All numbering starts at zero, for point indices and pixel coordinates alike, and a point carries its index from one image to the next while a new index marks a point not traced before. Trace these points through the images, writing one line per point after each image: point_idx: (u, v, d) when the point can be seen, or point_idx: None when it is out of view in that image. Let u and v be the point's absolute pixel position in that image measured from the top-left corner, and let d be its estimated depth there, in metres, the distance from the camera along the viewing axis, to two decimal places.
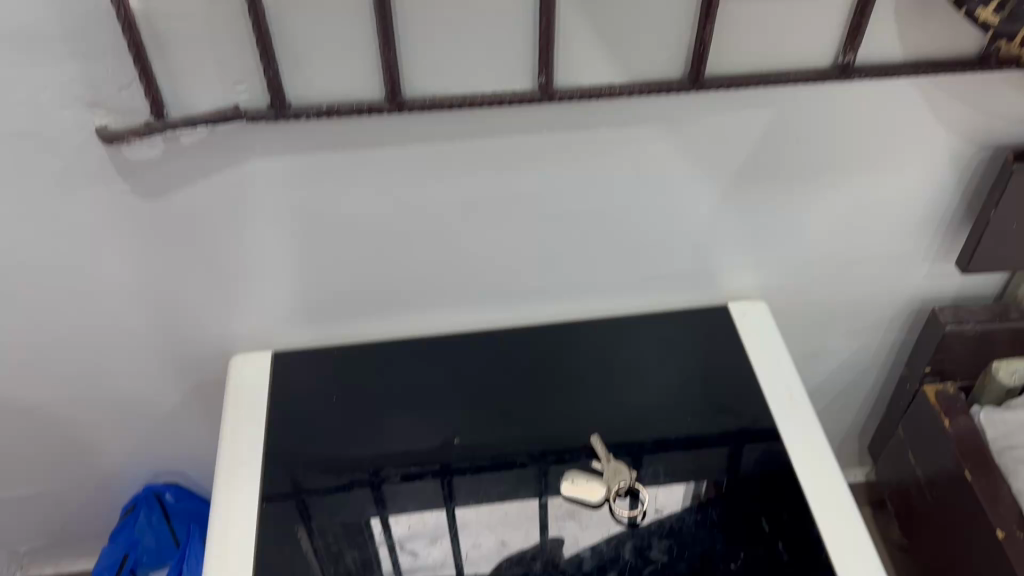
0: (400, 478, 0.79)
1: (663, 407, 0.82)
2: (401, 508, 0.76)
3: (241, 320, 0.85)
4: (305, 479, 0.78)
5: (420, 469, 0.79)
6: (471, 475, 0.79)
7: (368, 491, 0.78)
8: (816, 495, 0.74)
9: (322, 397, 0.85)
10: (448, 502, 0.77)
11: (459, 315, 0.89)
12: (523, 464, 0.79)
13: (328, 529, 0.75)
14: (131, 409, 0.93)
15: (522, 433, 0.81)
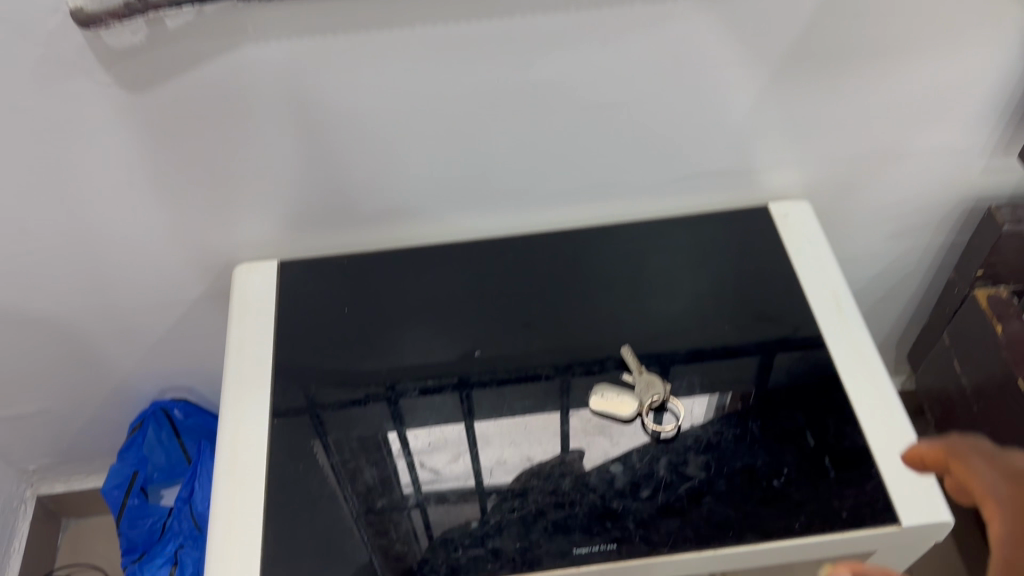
0: (417, 393, 0.73)
1: (698, 315, 0.77)
2: (419, 423, 0.71)
3: (243, 225, 0.79)
4: (318, 394, 0.74)
5: (438, 382, 0.74)
6: (492, 388, 0.73)
7: (384, 406, 0.73)
8: (860, 407, 0.69)
9: (335, 307, 0.80)
10: (467, 417, 0.71)
11: (478, 218, 0.83)
12: (548, 376, 0.74)
13: (344, 445, 0.70)
14: (132, 320, 0.88)
15: (546, 345, 0.76)
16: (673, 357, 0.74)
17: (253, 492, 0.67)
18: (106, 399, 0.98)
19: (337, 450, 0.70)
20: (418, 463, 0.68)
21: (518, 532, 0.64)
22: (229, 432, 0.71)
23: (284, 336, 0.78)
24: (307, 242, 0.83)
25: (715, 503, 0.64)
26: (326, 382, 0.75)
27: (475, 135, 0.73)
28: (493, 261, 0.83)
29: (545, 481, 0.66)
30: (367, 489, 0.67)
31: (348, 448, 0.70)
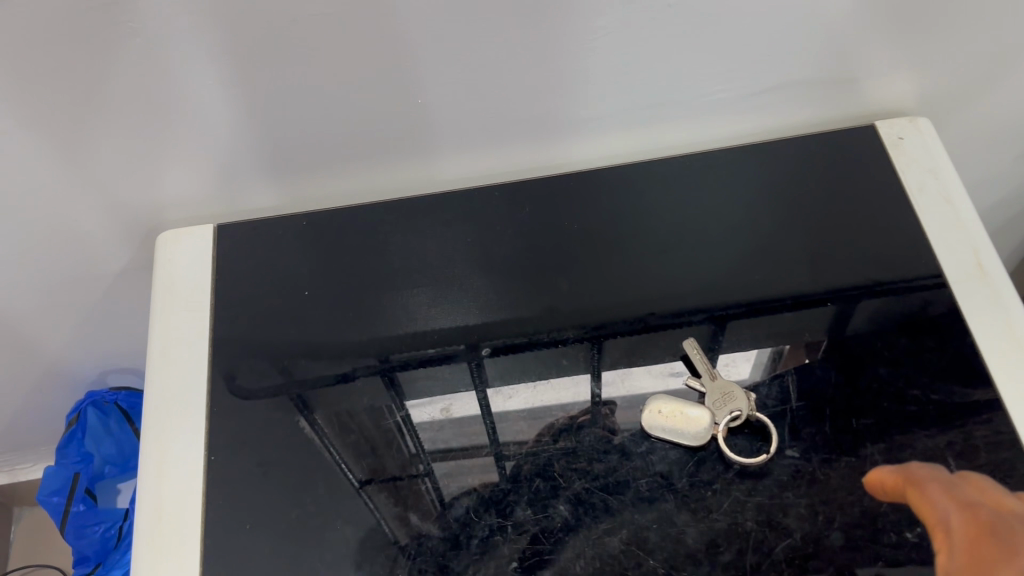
0: (415, 363, 0.56)
1: (785, 278, 0.56)
2: (423, 394, 0.54)
3: (164, 178, 0.59)
4: (297, 367, 0.56)
5: (439, 353, 0.56)
6: (511, 356, 0.55)
7: (378, 378, 0.55)
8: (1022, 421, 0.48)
9: (291, 286, 0.59)
10: (481, 386, 0.54)
11: (482, 156, 0.61)
12: (581, 341, 0.55)
13: (337, 419, 0.54)
14: (44, 302, 0.69)
15: (579, 336, 0.56)
16: (756, 346, 0.54)
17: (187, 565, 0.48)
18: (34, 388, 0.79)
19: (345, 431, 0.53)
20: (441, 456, 0.52)
21: (571, 546, 0.47)
22: (149, 469, 0.51)
23: (223, 330, 0.57)
24: (251, 193, 0.62)
25: (828, 569, 0.45)
26: (289, 389, 0.55)
27: (471, 46, 0.51)
28: (503, 214, 0.61)
29: (615, 479, 0.49)
30: (340, 555, 0.48)
31: (356, 429, 0.53)
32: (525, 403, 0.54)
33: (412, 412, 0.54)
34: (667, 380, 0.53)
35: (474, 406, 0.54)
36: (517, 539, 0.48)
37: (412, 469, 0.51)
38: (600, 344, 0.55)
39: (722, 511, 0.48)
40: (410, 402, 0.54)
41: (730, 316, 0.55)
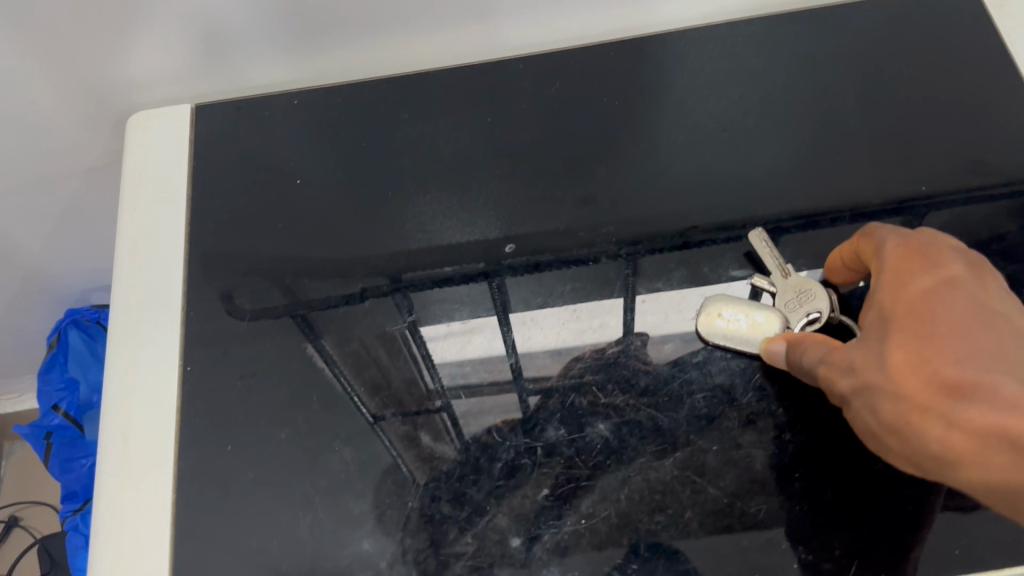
0: (431, 284, 0.46)
1: (864, 164, 0.48)
2: (439, 320, 0.45)
3: (131, 52, 0.50)
4: (296, 285, 0.47)
5: (454, 272, 0.47)
6: (533, 274, 0.46)
7: (392, 302, 0.46)
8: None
9: (282, 175, 0.51)
10: (502, 309, 0.45)
11: (503, 24, 0.52)
12: (620, 254, 0.46)
13: (349, 348, 0.45)
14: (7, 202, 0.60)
15: (615, 253, 0.46)
16: (830, 242, 0.45)
17: (160, 499, 0.41)
18: (9, 304, 0.72)
19: (350, 349, 0.45)
20: (465, 393, 0.43)
21: (614, 477, 0.40)
22: (115, 387, 0.44)
23: (206, 230, 0.49)
24: (238, 70, 0.53)
25: (925, 497, 0.38)
26: (293, 309, 0.46)
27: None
28: (527, 93, 0.52)
29: (667, 397, 0.42)
30: (338, 483, 0.41)
31: (363, 346, 0.45)
32: (562, 327, 0.45)
33: (428, 339, 0.45)
34: (727, 283, 0.45)
35: (495, 335, 0.45)
36: (548, 466, 0.40)
37: (429, 404, 0.43)
38: (635, 259, 0.46)
39: (796, 432, 0.40)
40: (424, 324, 0.45)
41: (783, 229, 0.46)
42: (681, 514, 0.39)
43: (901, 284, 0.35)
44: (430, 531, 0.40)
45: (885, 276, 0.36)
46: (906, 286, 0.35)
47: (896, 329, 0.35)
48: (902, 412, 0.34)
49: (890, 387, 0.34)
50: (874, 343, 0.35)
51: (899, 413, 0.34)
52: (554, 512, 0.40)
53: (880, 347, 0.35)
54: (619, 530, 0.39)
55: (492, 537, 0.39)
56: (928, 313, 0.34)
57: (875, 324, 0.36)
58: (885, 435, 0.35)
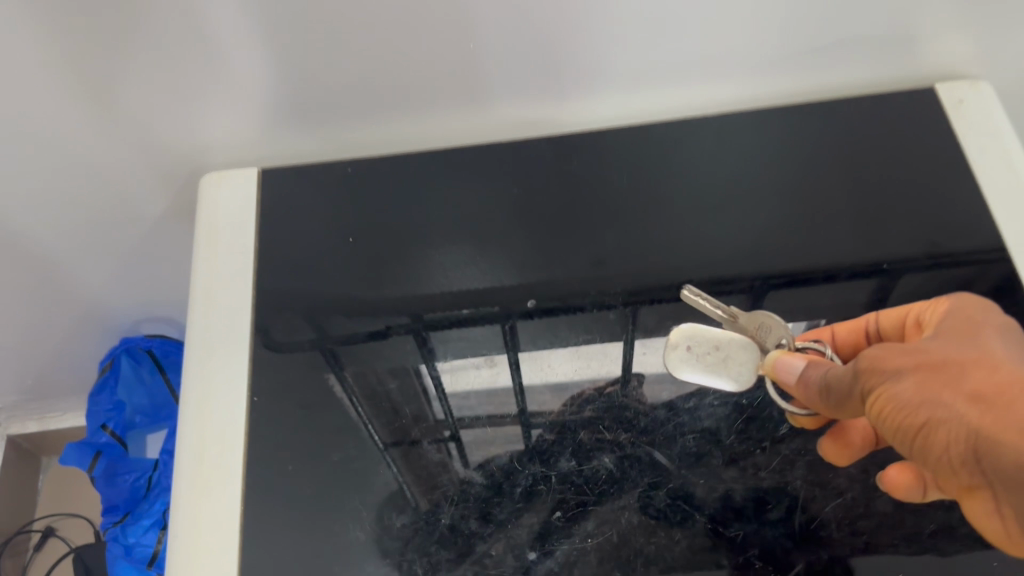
0: (446, 324, 0.54)
1: (837, 235, 0.55)
2: (450, 353, 0.53)
3: (207, 120, 0.58)
4: (329, 325, 0.55)
5: (471, 312, 0.55)
6: (542, 318, 0.54)
7: (410, 338, 0.54)
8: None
9: (334, 232, 0.58)
10: (511, 347, 0.53)
11: (529, 108, 0.60)
12: (617, 303, 0.54)
13: (367, 373, 0.53)
14: (83, 242, 0.68)
15: (613, 300, 0.54)
16: (807, 301, 0.53)
17: (229, 510, 0.48)
18: (66, 331, 0.79)
19: (369, 387, 0.52)
20: (486, 421, 0.51)
21: (615, 504, 0.47)
22: (193, 410, 0.51)
23: (267, 276, 0.57)
24: (298, 139, 0.61)
25: (877, 529, 0.45)
26: (320, 343, 0.54)
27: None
28: (549, 165, 0.60)
29: (662, 436, 0.49)
30: (380, 500, 0.48)
31: (379, 385, 0.52)
32: (573, 369, 0.52)
33: (440, 370, 0.53)
34: None
35: (503, 368, 0.53)
36: (560, 493, 0.48)
37: (440, 432, 0.50)
38: (634, 309, 0.54)
39: (770, 471, 0.47)
40: (439, 358, 0.53)
41: (771, 284, 0.54)
42: (672, 539, 0.46)
43: (979, 316, 0.40)
44: (459, 543, 0.47)
45: (958, 311, 0.41)
46: (984, 318, 0.40)
47: (987, 338, 0.38)
48: (995, 382, 0.34)
49: (983, 363, 0.36)
50: (960, 341, 0.38)
51: (983, 381, 0.35)
52: (565, 531, 0.47)
53: (972, 343, 0.37)
54: (616, 550, 0.46)
55: (512, 551, 0.46)
56: (1011, 339, 0.38)
57: (956, 331, 0.39)
58: (937, 402, 0.35)
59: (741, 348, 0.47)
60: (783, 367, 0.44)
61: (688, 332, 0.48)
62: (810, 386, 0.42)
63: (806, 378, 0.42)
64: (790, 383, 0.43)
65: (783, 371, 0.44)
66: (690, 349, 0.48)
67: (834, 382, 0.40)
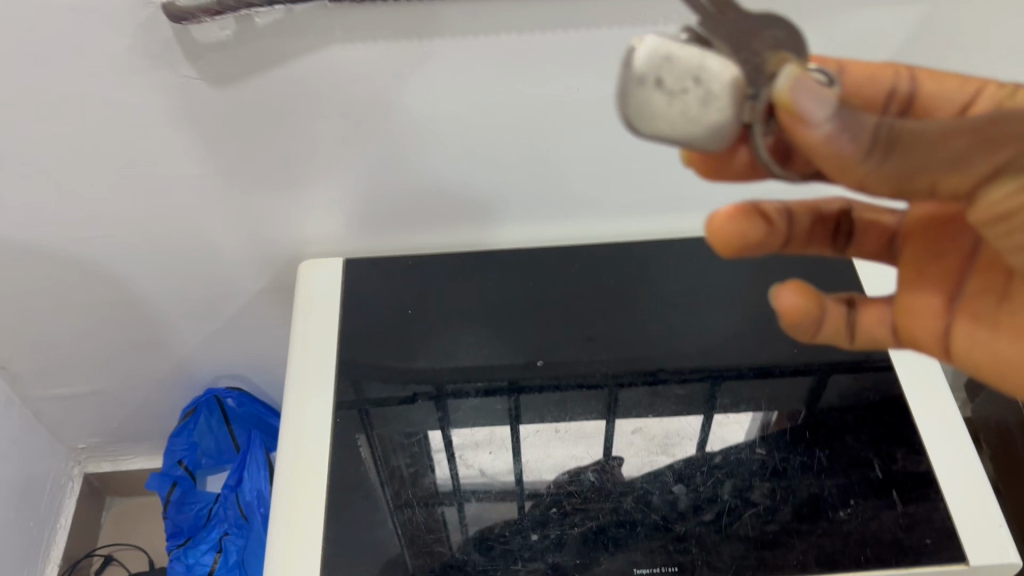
0: (465, 393, 0.74)
1: (761, 330, 0.78)
2: (464, 422, 0.72)
3: (309, 222, 0.80)
4: (366, 387, 0.74)
5: (488, 385, 0.75)
6: (540, 394, 0.74)
7: (430, 403, 0.73)
8: (942, 466, 0.67)
9: (396, 309, 0.80)
10: (513, 420, 0.72)
11: (543, 225, 0.84)
12: (600, 379, 0.75)
13: (386, 440, 0.71)
14: (194, 312, 0.89)
15: (603, 381, 0.75)
16: (744, 393, 0.73)
17: (315, 498, 0.67)
18: (157, 383, 0.99)
19: (390, 454, 0.69)
20: (509, 453, 0.70)
21: (597, 507, 0.65)
22: (292, 428, 0.71)
23: (346, 344, 0.77)
24: (373, 239, 0.84)
25: (780, 532, 0.63)
26: (358, 405, 0.73)
27: (555, 138, 0.73)
28: (557, 270, 0.83)
29: (631, 463, 0.68)
30: (425, 496, 0.67)
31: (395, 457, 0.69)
32: (563, 425, 0.72)
33: (455, 434, 0.71)
34: (675, 415, 0.72)
35: (506, 433, 0.71)
36: (557, 496, 0.66)
37: (435, 499, 0.66)
38: (618, 388, 0.74)
39: (707, 488, 0.66)
40: (455, 426, 0.72)
41: (721, 376, 0.74)
42: (636, 531, 0.64)
43: None
44: (481, 526, 0.64)
45: None
46: None
47: None
48: None
49: None
50: None
51: None
52: (559, 521, 0.65)
53: None
54: (596, 535, 0.64)
55: (521, 535, 0.64)
56: None
57: None
58: None
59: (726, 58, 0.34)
60: (813, 97, 0.31)
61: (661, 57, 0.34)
62: (858, 141, 0.31)
63: (851, 130, 0.31)
64: (822, 126, 0.31)
65: (813, 114, 0.31)
66: (660, 80, 0.34)
67: (921, 142, 0.31)
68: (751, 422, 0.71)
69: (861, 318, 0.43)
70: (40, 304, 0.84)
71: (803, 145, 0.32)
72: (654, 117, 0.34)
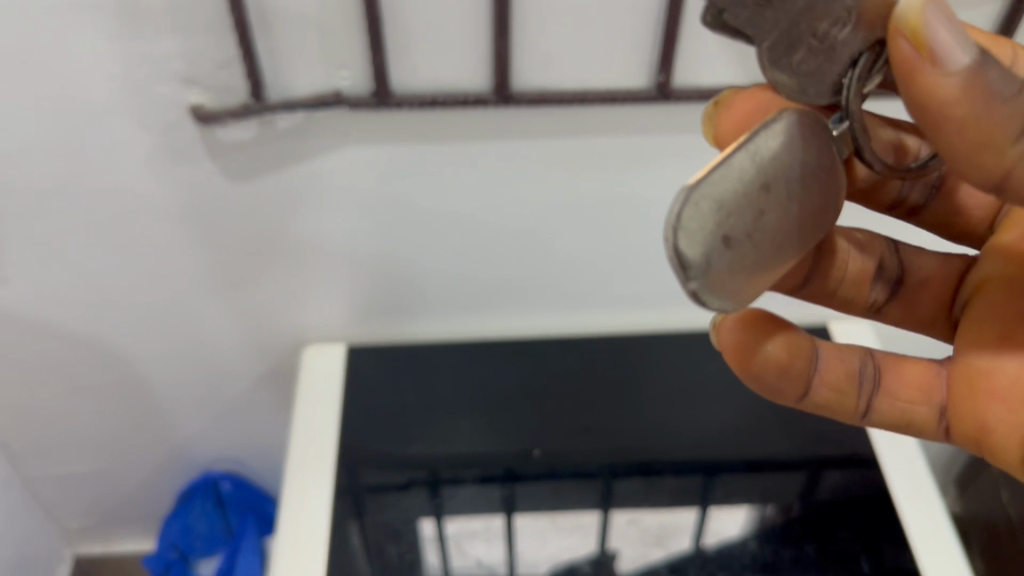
0: (461, 481, 0.76)
1: (753, 422, 0.80)
2: (459, 510, 0.74)
3: (315, 310, 0.83)
4: (362, 474, 0.76)
5: (485, 473, 0.77)
6: (536, 482, 0.76)
7: (425, 493, 0.75)
8: (929, 566, 0.68)
9: (396, 395, 0.82)
10: (509, 509, 0.74)
11: (541, 318, 0.87)
12: (595, 470, 0.77)
13: (377, 527, 0.72)
14: (198, 396, 0.91)
15: (598, 471, 0.76)
16: (738, 488, 0.75)
17: None
18: (155, 465, 1.00)
19: (389, 540, 0.71)
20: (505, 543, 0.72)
21: None
22: (289, 510, 0.71)
23: (347, 430, 0.79)
24: (376, 327, 0.86)
25: None
26: (354, 491, 0.74)
27: (554, 233, 0.77)
28: (555, 359, 0.86)
29: (623, 557, 0.70)
30: None
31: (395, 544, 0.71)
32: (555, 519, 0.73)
33: (450, 524, 0.73)
34: (670, 509, 0.74)
35: (499, 524, 0.73)
36: None
37: None
38: (613, 479, 0.76)
39: None
40: (450, 514, 0.74)
41: (715, 469, 0.77)
42: None
43: None
44: None
45: None
46: None
47: None
48: None
49: None
50: None
51: None
52: None
53: None
54: None
55: None
56: None
57: None
58: None
59: (770, 139, 0.33)
60: (952, 25, 0.32)
61: (715, 219, 0.32)
62: (988, 74, 0.32)
63: (982, 63, 0.32)
64: (959, 66, 0.32)
65: (952, 47, 0.32)
66: (733, 236, 0.32)
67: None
68: (745, 517, 0.73)
69: (892, 386, 0.46)
70: (49, 385, 0.86)
71: (931, 75, 0.33)
72: (740, 275, 0.33)
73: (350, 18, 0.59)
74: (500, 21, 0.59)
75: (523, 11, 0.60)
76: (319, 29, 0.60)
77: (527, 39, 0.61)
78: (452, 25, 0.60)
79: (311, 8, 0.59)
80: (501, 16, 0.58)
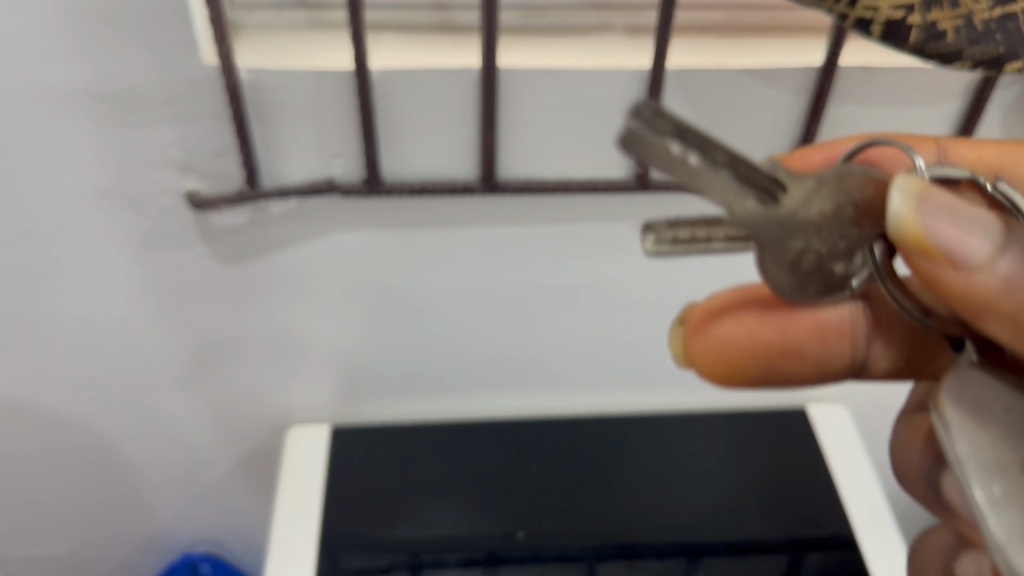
0: (442, 564, 0.76)
1: (733, 504, 0.81)
2: None
3: (301, 391, 0.84)
4: (344, 558, 0.76)
5: (467, 555, 0.77)
6: (517, 565, 0.76)
7: None
8: None
9: (380, 477, 0.82)
10: None
11: (525, 400, 0.88)
12: (577, 554, 0.77)
13: None
14: (178, 477, 0.91)
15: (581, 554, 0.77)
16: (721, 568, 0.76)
17: None
18: (132, 549, 0.98)
19: None
20: None
21: None
22: None
23: (330, 513, 0.79)
24: (360, 409, 0.87)
25: None
26: None
27: (537, 316, 0.79)
28: (537, 438, 0.86)
29: None
30: None
31: None
32: None
33: None
34: None
35: None
36: None
37: None
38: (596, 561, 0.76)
39: None
40: None
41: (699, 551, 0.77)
42: None
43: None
44: None
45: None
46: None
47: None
48: None
49: None
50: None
51: None
52: None
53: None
54: None
55: None
56: None
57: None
58: None
59: (954, 411, 0.38)
60: (959, 226, 0.38)
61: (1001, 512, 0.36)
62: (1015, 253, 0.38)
63: (1005, 246, 0.38)
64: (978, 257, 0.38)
65: (967, 242, 0.38)
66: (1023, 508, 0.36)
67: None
68: None
69: None
70: (27, 465, 0.86)
71: (959, 276, 0.39)
72: None
73: (344, 110, 0.62)
74: (487, 115, 0.62)
75: (509, 106, 0.63)
76: (314, 120, 0.63)
77: (513, 131, 0.64)
78: (441, 118, 0.63)
79: (307, 99, 0.62)
80: (489, 110, 0.61)
